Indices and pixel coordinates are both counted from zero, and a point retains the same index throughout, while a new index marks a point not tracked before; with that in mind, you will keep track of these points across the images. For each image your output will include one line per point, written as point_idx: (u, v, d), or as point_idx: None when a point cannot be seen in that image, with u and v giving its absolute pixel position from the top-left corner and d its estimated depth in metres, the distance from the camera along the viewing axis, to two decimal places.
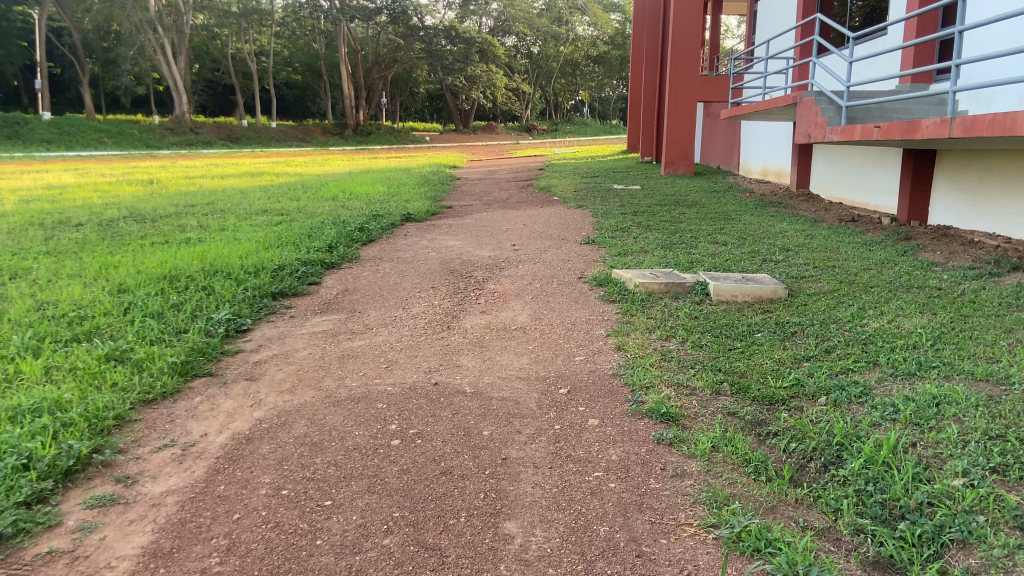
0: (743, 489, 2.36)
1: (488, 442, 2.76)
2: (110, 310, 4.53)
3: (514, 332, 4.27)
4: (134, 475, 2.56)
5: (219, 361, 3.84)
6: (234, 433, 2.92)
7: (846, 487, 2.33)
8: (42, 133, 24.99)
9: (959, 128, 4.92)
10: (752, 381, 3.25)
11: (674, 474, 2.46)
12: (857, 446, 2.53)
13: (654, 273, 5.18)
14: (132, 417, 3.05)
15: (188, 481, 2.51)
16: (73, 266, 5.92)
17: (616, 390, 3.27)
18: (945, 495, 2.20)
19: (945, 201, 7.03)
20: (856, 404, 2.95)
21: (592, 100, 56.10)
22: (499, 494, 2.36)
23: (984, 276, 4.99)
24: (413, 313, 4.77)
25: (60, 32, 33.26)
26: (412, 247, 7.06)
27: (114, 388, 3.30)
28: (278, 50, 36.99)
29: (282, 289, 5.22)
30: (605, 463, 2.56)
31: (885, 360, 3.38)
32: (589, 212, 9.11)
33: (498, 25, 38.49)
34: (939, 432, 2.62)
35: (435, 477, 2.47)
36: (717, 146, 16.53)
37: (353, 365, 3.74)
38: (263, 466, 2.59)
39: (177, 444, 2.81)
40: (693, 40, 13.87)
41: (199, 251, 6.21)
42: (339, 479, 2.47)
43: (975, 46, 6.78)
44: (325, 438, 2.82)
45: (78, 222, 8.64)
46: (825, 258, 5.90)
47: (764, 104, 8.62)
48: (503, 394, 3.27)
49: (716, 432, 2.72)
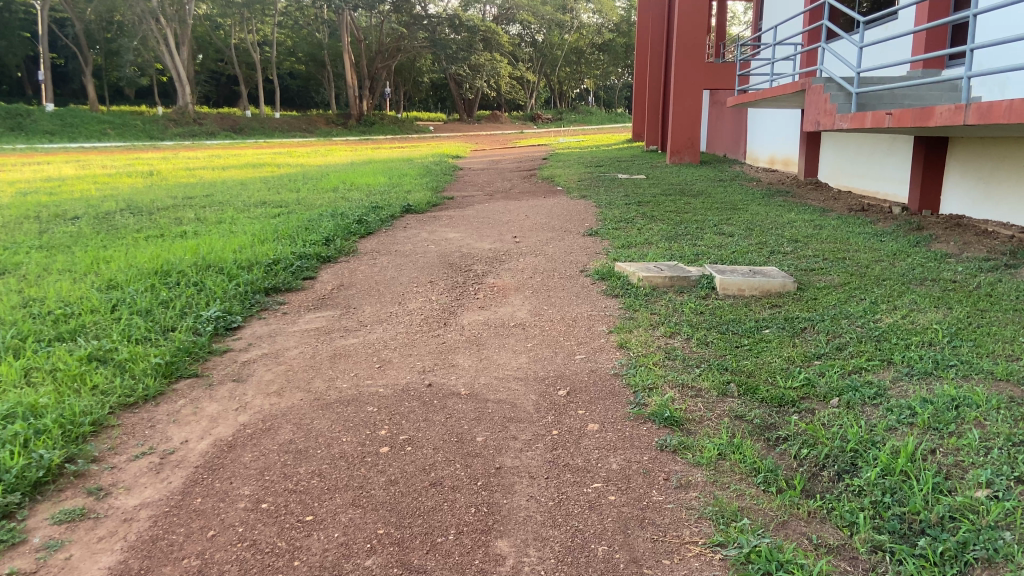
0: (752, 502, 2.20)
1: (482, 449, 2.61)
2: (97, 307, 4.41)
3: (513, 329, 4.13)
4: (108, 486, 2.47)
5: (206, 361, 3.72)
6: (216, 439, 2.80)
7: (861, 499, 2.18)
8: (45, 125, 24.89)
9: (974, 115, 4.71)
10: (760, 382, 3.10)
11: (677, 485, 2.31)
12: (873, 454, 2.37)
13: (658, 266, 5.01)
14: (110, 423, 2.95)
15: (163, 493, 2.40)
16: (64, 260, 5.79)
17: (616, 392, 3.12)
18: (968, 508, 2.04)
19: (958, 189, 6.82)
20: (870, 407, 2.80)
21: (598, 88, 55.52)
22: (492, 508, 2.22)
23: (999, 268, 4.80)
24: (409, 309, 4.63)
25: (63, 23, 33.08)
26: (411, 240, 6.92)
27: (94, 391, 3.19)
28: (281, 40, 36.68)
29: (276, 284, 5.10)
30: (605, 472, 2.41)
31: (900, 359, 3.21)
32: (592, 202, 8.94)
33: (503, 13, 38.15)
34: (959, 438, 2.45)
35: (424, 489, 2.33)
36: (722, 135, 16.33)
37: (345, 365, 3.61)
38: (244, 476, 2.47)
39: (155, 452, 2.71)
40: (698, 28, 13.65)
41: (193, 245, 6.07)
42: (323, 492, 2.34)
43: (991, 30, 6.54)
44: (311, 445, 2.69)
45: (74, 215, 8.51)
46: (835, 249, 5.72)
47: (769, 91, 8.40)
48: (500, 396, 3.13)
49: (723, 438, 2.57)
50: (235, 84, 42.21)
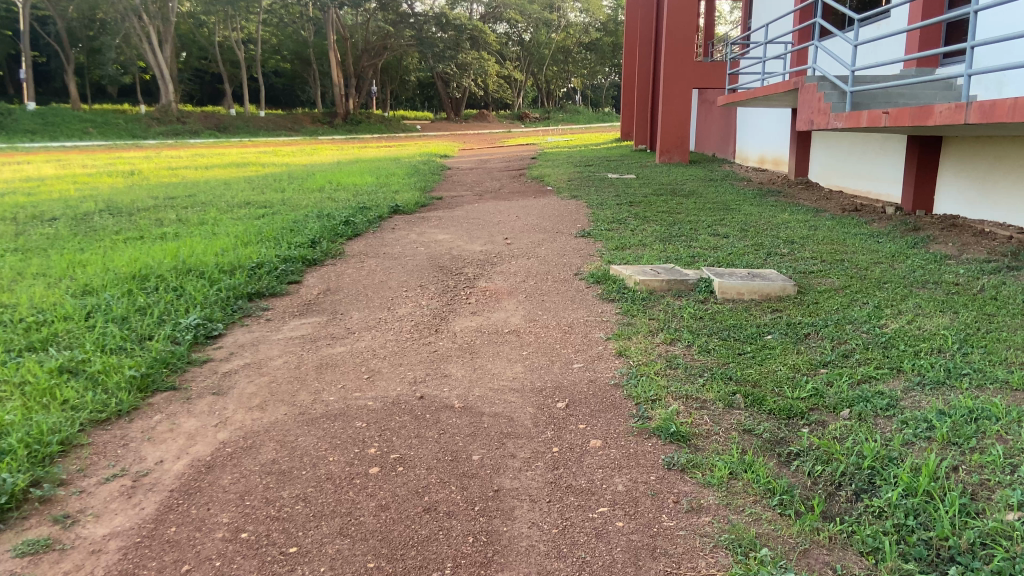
0: (770, 527, 2.06)
1: (478, 469, 2.46)
2: (71, 314, 4.20)
3: (507, 336, 3.96)
4: (75, 513, 2.31)
5: (184, 372, 3.54)
6: (192, 460, 2.64)
7: (883, 522, 2.05)
8: (26, 125, 24.36)
9: (975, 114, 4.59)
10: (767, 393, 2.96)
11: (688, 509, 2.17)
12: (892, 472, 2.24)
13: (655, 269, 4.87)
14: (80, 442, 2.77)
15: (134, 521, 2.25)
16: (39, 264, 5.55)
17: (617, 404, 2.97)
18: (1002, 533, 1.90)
19: (952, 189, 6.75)
20: (883, 419, 2.67)
21: (585, 87, 55.60)
22: (491, 537, 2.06)
23: (1002, 270, 4.70)
24: (399, 315, 4.46)
25: (44, 21, 32.39)
26: (401, 242, 6.73)
27: (64, 406, 3.01)
28: (265, 37, 36.19)
29: (259, 289, 4.90)
30: (611, 495, 2.27)
31: (910, 367, 3.09)
32: (583, 202, 8.80)
33: (490, 12, 37.90)
34: (982, 454, 2.32)
35: (417, 516, 2.17)
36: (711, 135, 16.32)
37: (331, 376, 3.43)
38: (222, 502, 2.32)
39: (127, 474, 2.55)
40: (687, 27, 13.56)
41: (173, 248, 5.85)
42: (308, 519, 2.18)
43: (985, 29, 6.46)
44: (295, 466, 2.53)
45: (52, 217, 8.22)
46: (832, 250, 5.63)
47: (761, 91, 8.27)
48: (495, 409, 2.98)
49: (733, 455, 2.43)
50: (218, 82, 41.55)
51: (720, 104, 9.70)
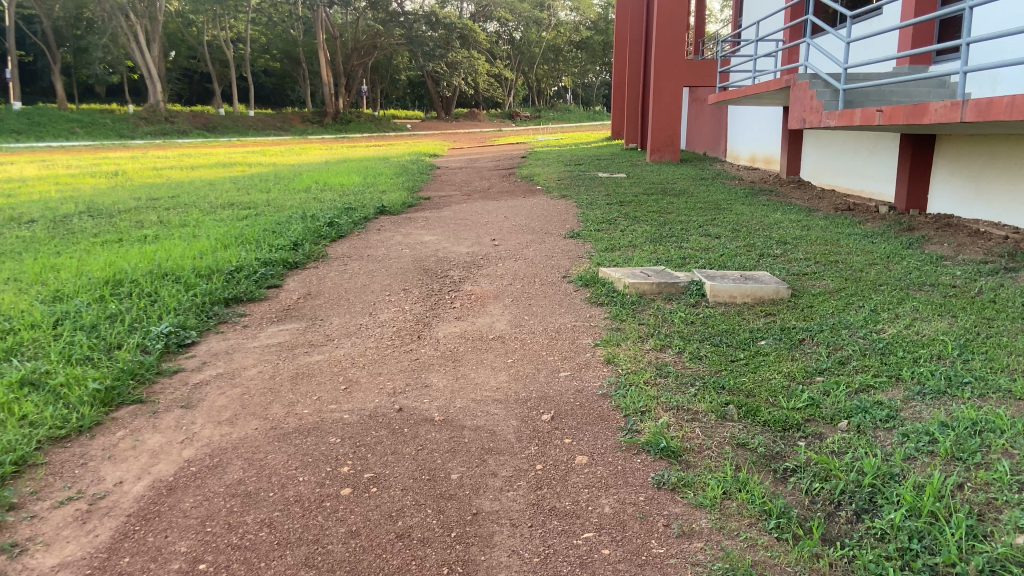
0: (767, 554, 1.93)
1: (456, 489, 2.32)
2: (39, 322, 4.02)
3: (491, 343, 3.81)
4: (24, 541, 2.14)
5: (152, 384, 3.37)
6: (154, 480, 2.48)
7: (886, 545, 1.92)
8: (11, 125, 23.93)
9: (972, 112, 4.46)
10: (762, 403, 2.83)
11: (679, 534, 2.04)
12: (895, 490, 2.11)
13: (646, 272, 4.74)
14: (36, 461, 2.61)
15: (87, 550, 2.09)
16: (10, 269, 5.35)
17: (606, 417, 2.83)
18: (1012, 559, 1.78)
19: (945, 189, 6.66)
20: (883, 431, 2.55)
21: (573, 86, 55.61)
22: (467, 567, 1.93)
23: (1000, 271, 4.60)
24: (380, 321, 4.30)
25: (30, 20, 31.92)
26: (385, 244, 6.58)
27: (21, 423, 2.84)
28: (255, 37, 35.93)
29: (236, 295, 4.74)
30: (596, 518, 2.13)
31: (909, 375, 2.97)
32: (573, 202, 8.66)
33: (480, 10, 37.64)
34: (987, 470, 2.20)
35: (389, 543, 2.03)
36: (702, 133, 16.23)
37: (306, 388, 3.27)
38: (182, 528, 2.16)
39: (83, 497, 2.39)
40: (679, 25, 13.45)
41: (150, 251, 5.67)
42: (271, 547, 2.03)
43: (978, 26, 6.39)
44: (261, 487, 2.37)
45: (30, 219, 8.03)
46: (826, 251, 5.51)
47: (754, 88, 8.15)
48: (477, 422, 2.84)
49: (727, 473, 2.29)
50: (207, 81, 41.23)
51: (713, 102, 9.56)
